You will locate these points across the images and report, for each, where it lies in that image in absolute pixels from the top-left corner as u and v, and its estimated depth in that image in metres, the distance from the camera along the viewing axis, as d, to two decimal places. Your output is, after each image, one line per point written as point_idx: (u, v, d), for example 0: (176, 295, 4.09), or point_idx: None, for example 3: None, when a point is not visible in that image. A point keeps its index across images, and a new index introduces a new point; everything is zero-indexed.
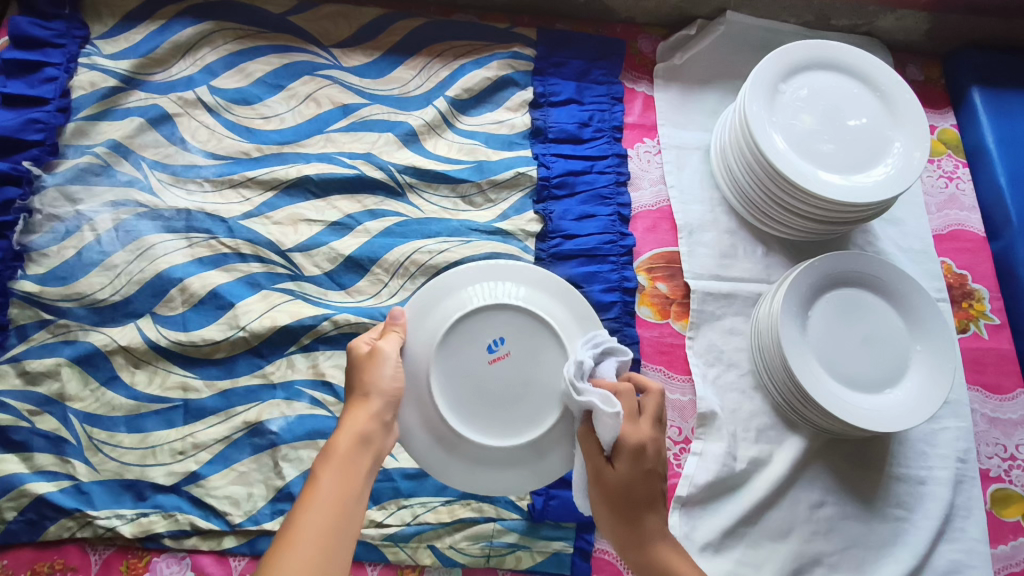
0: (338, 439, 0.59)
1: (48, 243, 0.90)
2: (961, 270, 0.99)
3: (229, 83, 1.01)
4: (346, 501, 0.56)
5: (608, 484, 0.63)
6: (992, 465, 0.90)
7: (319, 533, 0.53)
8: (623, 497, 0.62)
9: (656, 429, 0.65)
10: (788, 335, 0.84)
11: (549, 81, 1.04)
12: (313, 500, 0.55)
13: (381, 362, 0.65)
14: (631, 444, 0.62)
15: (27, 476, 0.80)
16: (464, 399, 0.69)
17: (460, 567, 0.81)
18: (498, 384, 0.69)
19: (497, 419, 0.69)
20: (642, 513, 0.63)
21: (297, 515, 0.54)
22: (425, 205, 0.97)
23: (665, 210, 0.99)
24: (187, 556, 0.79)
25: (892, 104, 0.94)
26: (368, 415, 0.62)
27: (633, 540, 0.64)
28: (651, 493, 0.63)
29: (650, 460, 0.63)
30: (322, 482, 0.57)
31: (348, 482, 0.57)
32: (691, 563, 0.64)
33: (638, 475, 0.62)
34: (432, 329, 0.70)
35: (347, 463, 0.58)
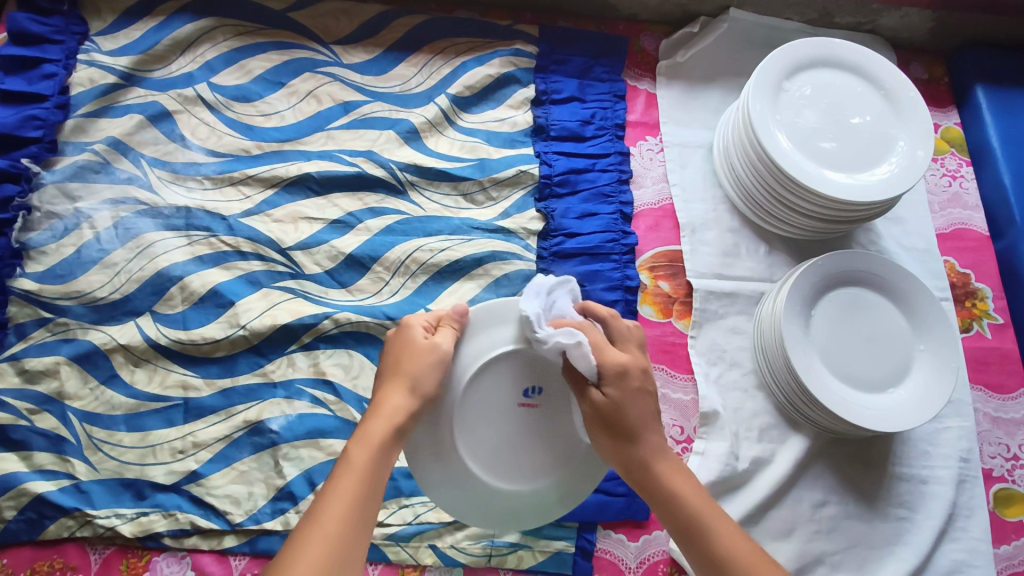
0: (371, 428, 0.58)
1: (47, 241, 0.90)
2: (965, 270, 0.98)
3: (229, 80, 1.00)
4: (369, 495, 0.55)
5: (602, 409, 0.63)
6: (994, 465, 0.89)
7: (342, 528, 0.52)
8: (617, 421, 0.63)
9: (635, 352, 0.67)
10: (791, 334, 0.84)
11: (551, 78, 1.03)
12: (340, 491, 0.54)
13: (428, 358, 0.62)
14: (615, 364, 0.64)
15: (26, 475, 0.79)
16: (477, 428, 0.66)
17: (461, 567, 0.80)
18: (518, 429, 0.67)
19: (507, 462, 0.67)
20: (639, 434, 0.64)
21: (324, 505, 0.53)
22: (427, 203, 0.97)
23: (667, 209, 0.98)
24: (187, 555, 0.79)
25: (896, 102, 0.93)
26: (400, 407, 0.60)
27: (632, 459, 0.64)
28: (644, 413, 0.64)
29: (636, 378, 0.65)
30: (350, 472, 0.56)
31: (375, 474, 0.57)
32: (692, 484, 0.64)
33: (626, 394, 0.63)
34: (483, 346, 0.66)
35: (377, 454, 0.57)
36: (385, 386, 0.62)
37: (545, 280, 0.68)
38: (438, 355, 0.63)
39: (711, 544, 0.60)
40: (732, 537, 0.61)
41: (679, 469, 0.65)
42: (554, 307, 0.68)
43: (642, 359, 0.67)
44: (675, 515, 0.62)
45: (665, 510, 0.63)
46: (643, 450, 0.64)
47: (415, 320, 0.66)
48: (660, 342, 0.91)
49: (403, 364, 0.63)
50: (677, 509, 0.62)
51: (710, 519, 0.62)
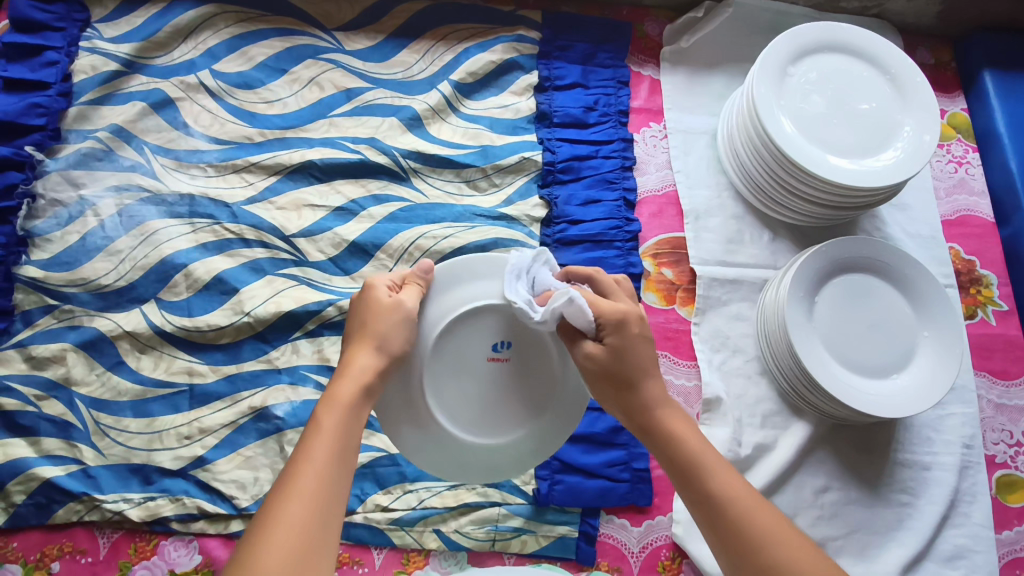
0: (340, 387, 0.55)
1: (51, 228, 0.90)
2: (970, 256, 0.98)
3: (230, 67, 1.00)
4: (344, 453, 0.53)
5: (601, 356, 0.60)
6: (997, 451, 0.90)
7: (320, 486, 0.49)
8: (617, 369, 0.60)
9: (629, 301, 0.63)
10: (795, 321, 0.84)
11: (554, 64, 1.03)
12: (315, 450, 0.51)
13: (392, 316, 0.60)
14: (613, 312, 0.60)
15: (35, 460, 0.80)
16: (449, 388, 0.65)
17: (465, 551, 0.81)
18: (489, 383, 0.66)
19: (485, 418, 0.66)
20: (642, 380, 0.61)
21: (299, 464, 0.50)
22: (430, 190, 0.97)
23: (671, 195, 0.98)
24: (194, 539, 0.80)
25: (902, 88, 0.92)
26: (368, 366, 0.58)
27: (636, 407, 0.61)
28: (647, 358, 0.61)
29: (636, 326, 0.61)
30: (322, 432, 0.53)
31: (349, 430, 0.54)
32: (698, 433, 0.61)
33: (629, 342, 0.60)
34: (446, 305, 0.64)
35: (347, 411, 0.55)
36: (352, 345, 0.59)
37: (519, 255, 0.65)
38: (403, 312, 0.60)
39: (711, 487, 0.56)
40: (734, 481, 0.56)
41: (682, 418, 0.61)
42: (536, 283, 0.65)
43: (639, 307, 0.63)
44: (673, 460, 0.59)
45: (666, 454, 0.60)
46: (642, 396, 0.61)
47: (377, 280, 0.63)
48: (663, 329, 0.92)
49: (368, 324, 0.60)
50: (676, 454, 0.59)
51: (712, 464, 0.58)
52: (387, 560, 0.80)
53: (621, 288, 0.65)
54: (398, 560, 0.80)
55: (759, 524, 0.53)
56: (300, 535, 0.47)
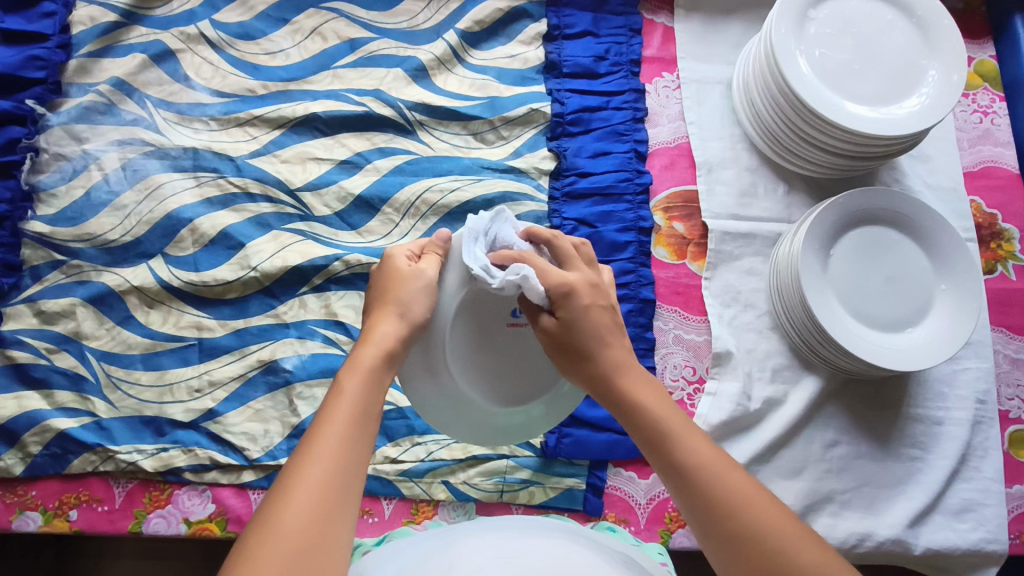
0: (361, 352, 0.53)
1: (56, 183, 0.89)
2: (992, 210, 0.95)
3: (231, 16, 0.97)
4: (366, 419, 0.50)
5: (558, 331, 0.57)
6: (1011, 407, 0.88)
7: (342, 449, 0.47)
8: (568, 341, 0.57)
9: (582, 268, 0.60)
10: (809, 272, 0.82)
11: (563, 12, 0.99)
12: (334, 412, 0.49)
13: (411, 284, 0.58)
14: (560, 282, 0.57)
15: (49, 412, 0.81)
16: (471, 354, 0.63)
17: (474, 502, 0.82)
18: (504, 348, 0.64)
19: (501, 382, 0.65)
20: (604, 350, 0.57)
21: (318, 430, 0.48)
22: (436, 143, 0.95)
23: (683, 147, 0.96)
24: (207, 489, 0.81)
25: (929, 31, 0.88)
26: (392, 333, 0.56)
27: (594, 378, 0.57)
28: (600, 326, 0.57)
29: (586, 295, 0.58)
30: (342, 397, 0.50)
31: (373, 395, 0.51)
32: (663, 400, 0.56)
33: (578, 314, 0.57)
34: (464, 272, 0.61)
35: (369, 376, 0.52)
36: (374, 315, 0.57)
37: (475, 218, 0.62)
38: (424, 280, 0.59)
39: (677, 456, 0.52)
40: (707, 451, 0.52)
41: (648, 387, 0.57)
42: (497, 242, 0.61)
43: (594, 274, 0.60)
44: (642, 434, 0.55)
45: (635, 429, 0.56)
46: (603, 367, 0.57)
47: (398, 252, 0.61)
48: (673, 284, 0.90)
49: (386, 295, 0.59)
50: (640, 423, 0.55)
51: (681, 435, 0.53)
52: (396, 511, 0.81)
53: (580, 254, 0.62)
54: (407, 511, 0.81)
55: (737, 496, 0.49)
56: (322, 501, 0.44)
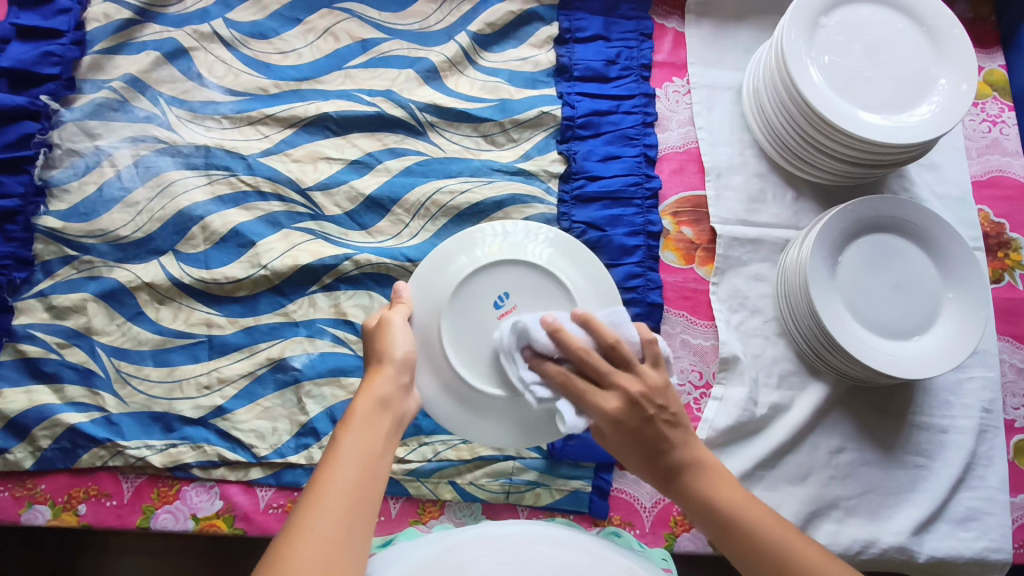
0: (356, 405, 0.55)
1: (69, 179, 0.90)
2: (1000, 219, 0.95)
3: (244, 15, 0.98)
4: (366, 465, 0.52)
5: (618, 443, 0.64)
6: (1017, 416, 0.89)
7: (340, 498, 0.49)
8: (636, 446, 0.63)
9: (625, 384, 0.61)
10: (817, 279, 0.83)
11: (575, 15, 0.99)
12: (335, 461, 0.51)
13: (388, 330, 0.62)
14: (606, 413, 0.60)
15: (59, 406, 0.82)
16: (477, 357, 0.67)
17: (480, 502, 0.82)
18: None
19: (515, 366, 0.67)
20: (668, 447, 0.62)
21: (318, 483, 0.50)
22: (446, 144, 0.95)
23: (692, 152, 0.96)
24: (215, 485, 0.82)
25: (940, 40, 0.88)
26: (386, 379, 0.58)
27: (661, 472, 0.64)
28: (667, 429, 0.63)
29: (632, 418, 0.61)
30: (341, 447, 0.53)
31: (370, 445, 0.53)
32: (726, 482, 0.62)
33: (630, 429, 0.62)
34: (440, 285, 0.69)
35: (367, 426, 0.54)
36: (368, 373, 0.60)
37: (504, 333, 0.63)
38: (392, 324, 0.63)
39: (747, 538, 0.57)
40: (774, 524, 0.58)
41: (713, 475, 0.62)
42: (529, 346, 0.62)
43: (639, 382, 0.62)
44: (712, 522, 0.60)
45: (704, 516, 0.61)
46: (671, 464, 0.63)
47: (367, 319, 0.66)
48: (681, 288, 0.91)
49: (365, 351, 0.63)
50: (710, 511, 0.60)
51: (743, 510, 0.59)
52: (403, 511, 0.82)
53: (617, 355, 0.62)
54: (414, 510, 0.82)
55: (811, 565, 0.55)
56: (330, 544, 0.47)
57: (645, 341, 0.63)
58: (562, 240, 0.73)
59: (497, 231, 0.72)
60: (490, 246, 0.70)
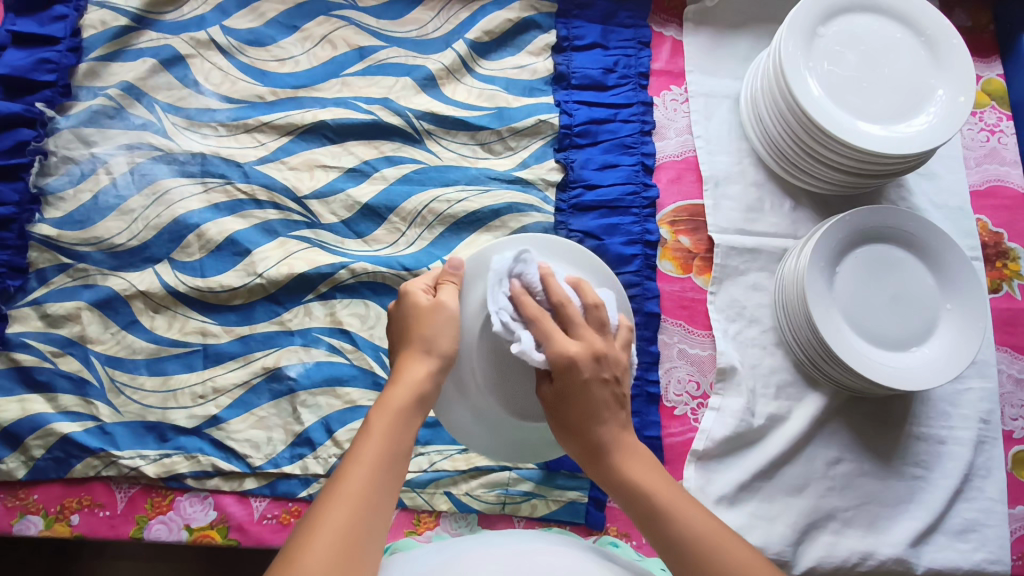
0: (391, 395, 0.55)
1: (64, 186, 0.90)
2: (998, 228, 0.95)
3: (241, 22, 0.98)
4: (395, 457, 0.52)
5: (558, 397, 0.59)
6: (1015, 427, 0.88)
7: (367, 490, 0.48)
8: (565, 416, 0.59)
9: (586, 336, 0.59)
10: (815, 289, 0.82)
11: (573, 23, 0.99)
12: (363, 450, 0.51)
13: (436, 318, 0.60)
14: (561, 355, 0.57)
15: (52, 416, 0.81)
16: (500, 372, 0.65)
17: (476, 513, 0.82)
18: (535, 361, 0.65)
19: (533, 390, 0.65)
20: (598, 419, 0.58)
21: (347, 471, 0.49)
22: (443, 152, 0.95)
23: (690, 161, 0.96)
24: (209, 495, 0.81)
25: (938, 51, 0.88)
26: (426, 372, 0.58)
27: (589, 450, 0.59)
28: (601, 402, 0.58)
29: (586, 370, 0.57)
30: (372, 433, 0.52)
31: (399, 439, 0.53)
32: (652, 467, 0.58)
33: (575, 388, 0.58)
34: (488, 285, 0.65)
35: (400, 417, 0.54)
36: (401, 356, 0.60)
37: (500, 260, 0.62)
38: (446, 313, 0.61)
39: (676, 534, 0.53)
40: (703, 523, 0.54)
41: (635, 456, 0.58)
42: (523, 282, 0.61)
43: (595, 343, 0.59)
44: (635, 509, 0.56)
45: (629, 504, 0.57)
46: (596, 443, 0.58)
47: (411, 284, 0.64)
48: (678, 298, 0.90)
49: (396, 328, 0.63)
50: (636, 500, 0.56)
51: (663, 498, 0.55)
52: (398, 521, 0.81)
53: (594, 316, 0.60)
54: (409, 521, 0.81)
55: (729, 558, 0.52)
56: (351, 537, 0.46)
57: (592, 306, 0.60)
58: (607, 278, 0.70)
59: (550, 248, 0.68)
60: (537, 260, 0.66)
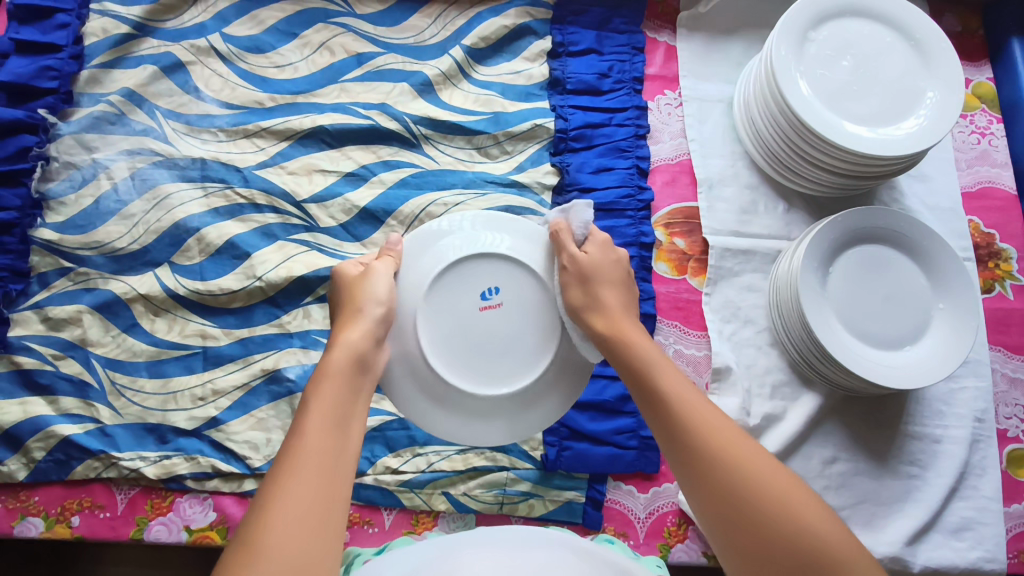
0: (332, 356, 0.57)
1: (66, 191, 0.91)
2: (990, 229, 0.96)
3: (241, 30, 0.99)
4: (346, 415, 0.53)
5: (579, 284, 0.65)
6: (1009, 426, 0.89)
7: (324, 449, 0.49)
8: (589, 276, 0.65)
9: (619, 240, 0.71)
10: (809, 289, 0.83)
11: (568, 29, 1.00)
12: (315, 412, 0.51)
13: (373, 282, 0.64)
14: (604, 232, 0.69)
15: (54, 418, 0.82)
16: (453, 342, 0.66)
17: (473, 514, 0.82)
18: (481, 329, 0.67)
19: (484, 358, 0.66)
20: (609, 290, 0.65)
21: (300, 436, 0.49)
22: (440, 156, 0.96)
23: (685, 164, 0.97)
24: (209, 496, 0.82)
25: (927, 55, 0.89)
26: (362, 332, 0.60)
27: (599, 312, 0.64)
28: (616, 277, 0.66)
29: (619, 252, 0.68)
30: (319, 397, 0.53)
31: (347, 398, 0.54)
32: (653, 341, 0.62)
33: (607, 258, 0.66)
34: (430, 258, 0.68)
35: (342, 368, 0.56)
36: (340, 321, 0.62)
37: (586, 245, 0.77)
38: (380, 276, 0.65)
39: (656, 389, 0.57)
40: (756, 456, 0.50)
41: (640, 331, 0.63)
42: None
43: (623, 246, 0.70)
44: (626, 364, 0.61)
45: (623, 362, 0.61)
46: (606, 308, 0.64)
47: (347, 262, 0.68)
48: (673, 299, 0.91)
49: (337, 294, 0.65)
50: (629, 356, 0.60)
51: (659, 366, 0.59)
52: (397, 521, 0.82)
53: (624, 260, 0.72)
54: (408, 521, 0.82)
55: (776, 492, 0.47)
56: (314, 488, 0.46)
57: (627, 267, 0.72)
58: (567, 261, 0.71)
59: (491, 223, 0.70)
60: (473, 236, 0.69)
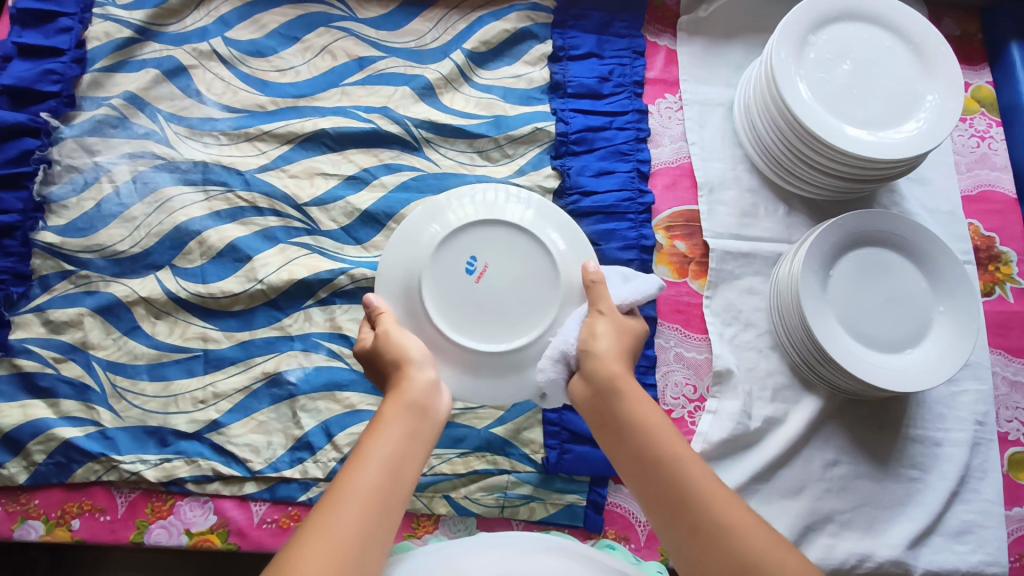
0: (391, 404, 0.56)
1: (67, 194, 0.91)
2: (990, 232, 0.97)
3: (243, 34, 0.99)
4: (399, 462, 0.52)
5: (612, 326, 0.63)
6: (1010, 429, 0.89)
7: (362, 499, 0.48)
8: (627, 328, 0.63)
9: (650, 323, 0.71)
10: (809, 291, 0.83)
11: (569, 33, 1.01)
12: (364, 457, 0.51)
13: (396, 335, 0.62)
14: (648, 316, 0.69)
15: (55, 421, 0.82)
16: (456, 307, 0.67)
17: (474, 517, 0.82)
18: (475, 298, 0.67)
19: (483, 321, 0.67)
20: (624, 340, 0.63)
21: (345, 482, 0.49)
22: (441, 160, 0.96)
23: (686, 167, 0.97)
24: (209, 500, 0.81)
25: (927, 59, 0.89)
26: (420, 381, 0.58)
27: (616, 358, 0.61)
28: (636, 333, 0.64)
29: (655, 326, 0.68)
30: (372, 444, 0.52)
31: (404, 446, 0.53)
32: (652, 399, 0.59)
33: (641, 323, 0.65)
34: (424, 235, 0.69)
35: (398, 417, 0.54)
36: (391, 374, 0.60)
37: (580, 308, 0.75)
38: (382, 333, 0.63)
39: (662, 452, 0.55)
40: (762, 540, 0.49)
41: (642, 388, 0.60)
42: None
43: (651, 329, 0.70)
44: (625, 422, 0.58)
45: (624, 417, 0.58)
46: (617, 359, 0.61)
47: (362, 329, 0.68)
48: (674, 302, 0.91)
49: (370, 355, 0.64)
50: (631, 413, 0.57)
51: (661, 427, 0.56)
52: (398, 525, 0.81)
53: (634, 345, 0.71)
54: (409, 524, 0.82)
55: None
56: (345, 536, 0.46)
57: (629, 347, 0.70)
58: (566, 224, 0.72)
59: (486, 192, 0.71)
60: (473, 206, 0.70)
